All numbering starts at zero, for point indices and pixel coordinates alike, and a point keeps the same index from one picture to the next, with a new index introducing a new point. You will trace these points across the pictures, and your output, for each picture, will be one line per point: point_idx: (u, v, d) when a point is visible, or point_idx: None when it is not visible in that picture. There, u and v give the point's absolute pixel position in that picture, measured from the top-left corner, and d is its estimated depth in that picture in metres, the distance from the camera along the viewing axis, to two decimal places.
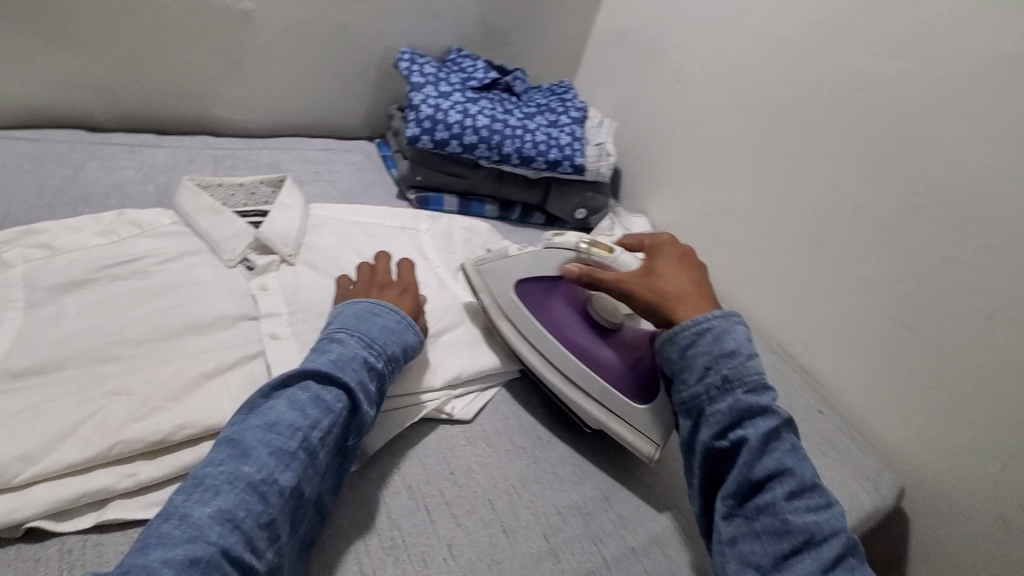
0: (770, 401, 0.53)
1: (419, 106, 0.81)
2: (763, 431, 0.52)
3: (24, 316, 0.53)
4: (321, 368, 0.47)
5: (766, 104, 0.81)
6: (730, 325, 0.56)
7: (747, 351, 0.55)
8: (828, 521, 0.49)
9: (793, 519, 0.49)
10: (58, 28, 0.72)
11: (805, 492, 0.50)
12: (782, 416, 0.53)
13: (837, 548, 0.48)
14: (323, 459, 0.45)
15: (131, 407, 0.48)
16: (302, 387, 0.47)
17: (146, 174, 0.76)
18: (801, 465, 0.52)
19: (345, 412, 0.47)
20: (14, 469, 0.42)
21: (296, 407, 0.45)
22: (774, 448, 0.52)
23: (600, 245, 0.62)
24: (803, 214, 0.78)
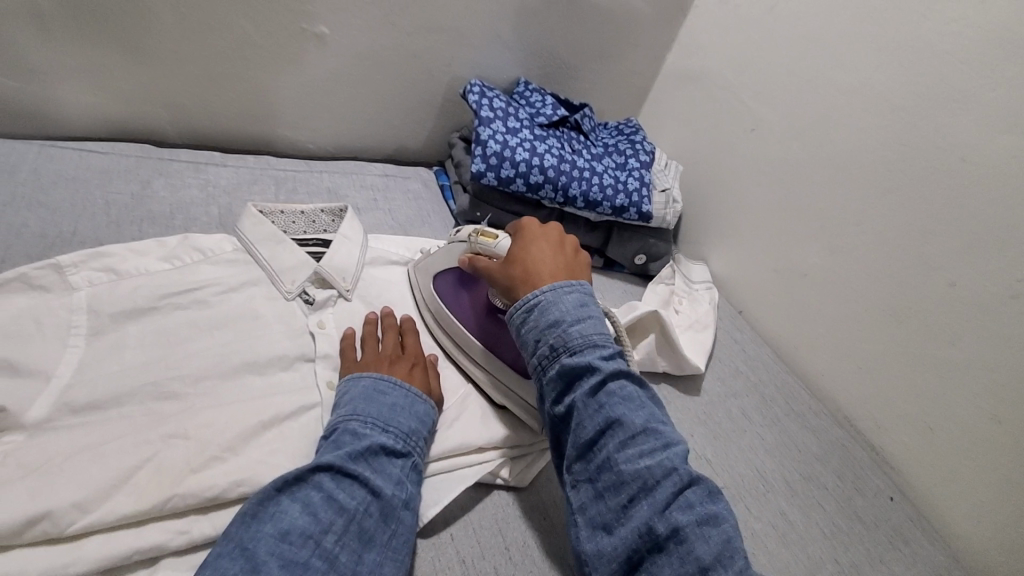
0: (597, 357, 0.49)
1: (487, 141, 0.78)
2: (590, 390, 0.48)
3: (87, 343, 0.52)
4: (329, 461, 0.45)
5: (852, 164, 0.77)
6: (558, 293, 0.53)
7: (574, 313, 0.52)
8: (662, 463, 0.44)
9: (625, 470, 0.44)
10: (139, 45, 0.72)
11: (638, 439, 0.45)
12: (610, 366, 0.48)
13: (672, 489, 0.43)
14: (348, 560, 0.42)
15: (188, 455, 0.46)
16: (315, 485, 0.44)
17: (209, 194, 0.76)
18: (632, 412, 0.47)
19: (363, 505, 0.45)
20: (69, 517, 0.41)
21: (309, 511, 0.43)
22: (605, 403, 0.47)
23: (486, 234, 0.64)
24: (888, 284, 0.74)
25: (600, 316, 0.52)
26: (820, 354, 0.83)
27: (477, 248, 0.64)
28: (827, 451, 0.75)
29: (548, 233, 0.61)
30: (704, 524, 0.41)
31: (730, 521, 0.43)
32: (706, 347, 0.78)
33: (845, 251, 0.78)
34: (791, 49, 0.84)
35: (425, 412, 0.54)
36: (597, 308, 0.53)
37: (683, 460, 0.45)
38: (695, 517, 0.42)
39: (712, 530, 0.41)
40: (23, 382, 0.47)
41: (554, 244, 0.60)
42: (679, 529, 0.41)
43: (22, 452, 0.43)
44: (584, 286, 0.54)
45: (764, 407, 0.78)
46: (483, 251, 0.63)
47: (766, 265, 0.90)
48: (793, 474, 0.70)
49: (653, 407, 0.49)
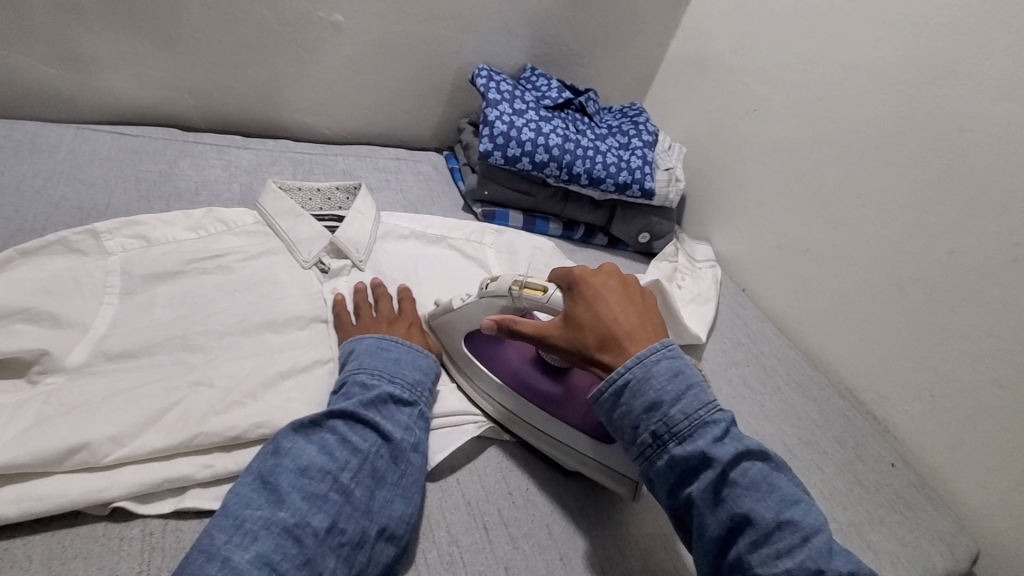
0: (709, 442, 0.46)
1: (494, 122, 0.82)
2: (709, 484, 0.45)
3: (121, 301, 0.56)
4: (342, 408, 0.48)
5: (852, 140, 0.79)
6: (650, 368, 0.49)
7: (672, 391, 0.48)
8: (804, 562, 0.42)
9: (764, 574, 0.42)
10: (167, 33, 0.77)
11: (773, 535, 0.43)
12: (726, 453, 0.46)
13: None
14: (362, 495, 0.45)
15: (212, 399, 0.49)
16: (329, 429, 0.47)
17: (232, 174, 0.80)
18: (759, 505, 0.44)
19: (375, 446, 0.47)
20: (104, 449, 0.44)
21: (325, 451, 0.45)
22: (726, 496, 0.45)
23: (531, 286, 0.57)
24: (888, 255, 0.75)
25: (702, 385, 0.49)
26: (822, 327, 0.84)
27: (521, 302, 0.58)
28: (828, 419, 0.76)
29: (605, 281, 0.56)
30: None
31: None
32: (707, 319, 0.80)
33: (844, 223, 0.80)
34: (791, 29, 0.86)
35: (426, 365, 0.57)
36: (696, 376, 0.50)
37: (826, 552, 0.43)
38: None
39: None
40: (63, 333, 0.51)
41: (619, 295, 0.55)
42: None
43: (63, 392, 0.47)
44: (674, 350, 0.51)
45: (765, 378, 0.79)
46: (530, 304, 0.58)
47: (769, 242, 0.91)
48: (794, 440, 0.72)
49: (779, 486, 0.46)
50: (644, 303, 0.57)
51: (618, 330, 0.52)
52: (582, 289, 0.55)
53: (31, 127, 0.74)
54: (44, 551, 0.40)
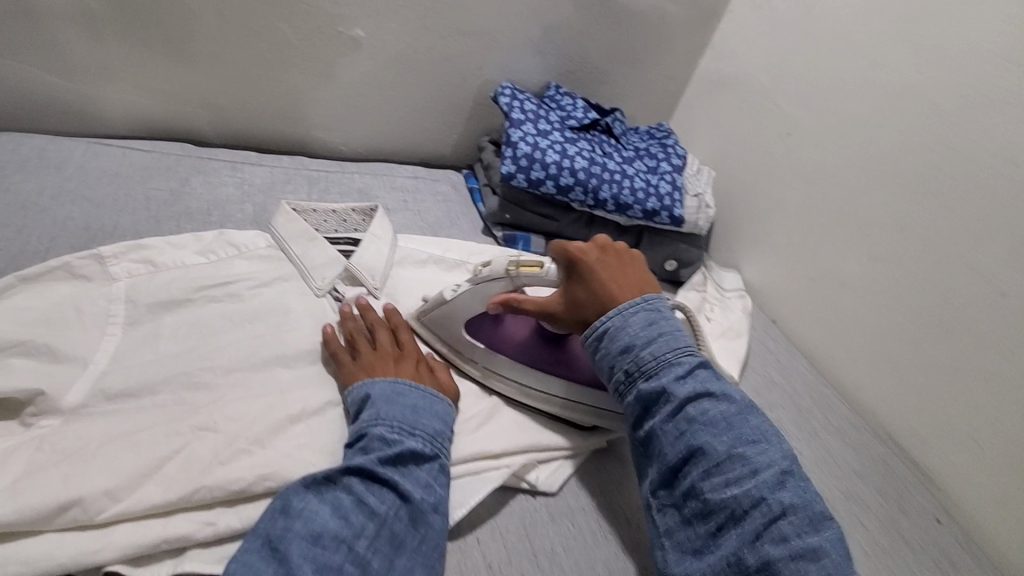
0: (673, 381, 0.51)
1: (517, 143, 0.78)
2: (669, 417, 0.50)
3: (123, 332, 0.53)
4: (359, 464, 0.45)
5: (895, 169, 0.74)
6: (627, 317, 0.55)
7: (645, 338, 0.54)
8: (748, 493, 0.45)
9: (711, 500, 0.46)
10: (182, 46, 0.74)
11: (722, 467, 0.47)
12: (687, 392, 0.50)
13: (760, 518, 0.44)
14: (379, 565, 0.41)
15: (217, 446, 0.46)
16: (344, 489, 0.44)
17: (245, 193, 0.77)
18: (713, 439, 0.48)
19: (393, 508, 0.44)
20: (99, 505, 0.40)
21: (339, 514, 0.42)
22: (684, 429, 0.49)
23: (527, 263, 0.59)
24: (934, 294, 0.71)
25: (676, 335, 0.54)
26: (860, 367, 0.80)
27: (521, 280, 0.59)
28: (868, 468, 0.72)
29: (599, 252, 0.60)
30: (798, 557, 0.42)
31: (831, 552, 0.43)
32: (739, 356, 0.76)
33: (886, 258, 0.75)
34: (830, 50, 0.82)
35: (445, 412, 0.53)
36: (671, 327, 0.55)
37: (775, 488, 0.45)
38: (788, 549, 0.43)
39: (807, 563, 0.42)
40: (61, 368, 0.48)
41: (613, 264, 0.60)
42: (768, 561, 0.42)
43: (58, 436, 0.43)
44: (656, 306, 0.56)
45: (800, 420, 0.75)
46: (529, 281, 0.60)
47: (802, 273, 0.87)
48: (833, 492, 0.67)
49: (740, 428, 0.49)
50: (639, 270, 0.61)
51: (615, 295, 0.57)
52: (578, 262, 0.58)
53: (40, 142, 0.71)
54: None
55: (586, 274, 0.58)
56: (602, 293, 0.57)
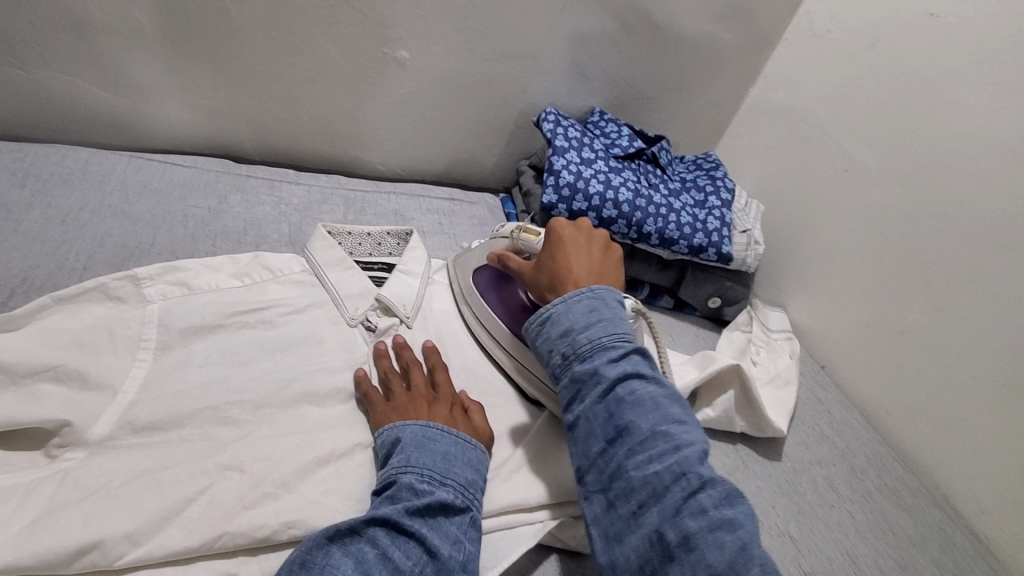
0: (604, 362, 0.49)
1: (560, 172, 0.76)
2: (599, 398, 0.47)
3: (154, 358, 0.51)
4: (384, 515, 0.41)
5: (967, 215, 0.69)
6: (569, 304, 0.53)
7: (583, 320, 0.51)
8: (670, 467, 0.42)
9: (633, 478, 0.43)
10: (229, 64, 0.74)
11: (646, 444, 0.44)
12: (618, 372, 0.48)
13: (681, 493, 0.41)
14: None
15: (243, 489, 0.44)
16: (368, 540, 0.40)
17: (281, 213, 0.76)
18: (640, 417, 0.45)
19: (418, 567, 0.40)
20: (119, 550, 0.38)
21: (362, 570, 0.39)
22: (613, 408, 0.46)
23: (529, 230, 0.65)
24: (1007, 354, 0.65)
25: (616, 320, 0.51)
26: (918, 423, 0.74)
27: (518, 242, 0.65)
28: (926, 538, 0.66)
29: (574, 230, 0.60)
30: (717, 528, 0.39)
31: (748, 526, 0.39)
32: (788, 406, 0.71)
33: (954, 310, 0.70)
34: (896, 86, 0.77)
35: (477, 459, 0.50)
36: (613, 313, 0.52)
37: (698, 463, 0.42)
38: (707, 522, 0.39)
39: (726, 535, 0.38)
40: (90, 397, 0.46)
41: (583, 242, 0.59)
42: (689, 535, 0.39)
43: (81, 471, 0.42)
44: (600, 291, 0.53)
45: (853, 480, 0.70)
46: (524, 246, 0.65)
47: (856, 318, 0.82)
48: (889, 563, 0.62)
49: (667, 407, 0.46)
50: (607, 257, 0.60)
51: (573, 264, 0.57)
52: (553, 233, 0.60)
53: (85, 155, 0.72)
54: None
55: (554, 243, 0.59)
56: (561, 261, 0.57)
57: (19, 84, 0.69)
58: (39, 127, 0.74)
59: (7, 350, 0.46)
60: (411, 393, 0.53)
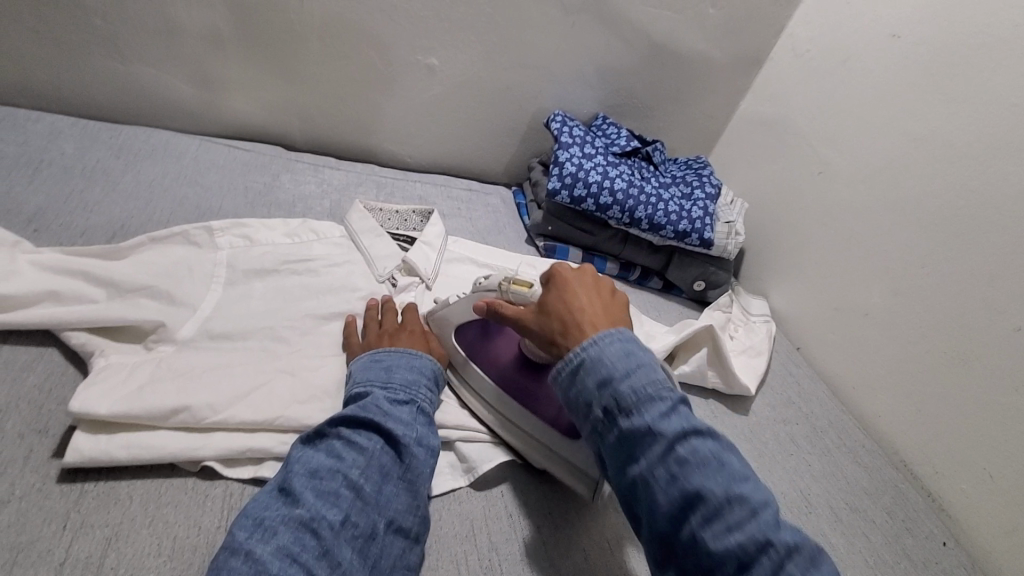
0: (656, 415, 0.44)
1: (564, 163, 0.87)
2: (657, 458, 0.43)
3: (223, 289, 0.63)
4: (342, 414, 0.51)
5: (919, 207, 0.78)
6: (600, 347, 0.49)
7: (621, 366, 0.48)
8: (752, 536, 0.38)
9: (713, 552, 0.39)
10: (287, 66, 0.88)
11: (722, 511, 0.39)
12: (673, 426, 0.44)
13: (771, 565, 0.37)
14: (371, 490, 0.47)
15: (293, 387, 0.56)
16: (334, 436, 0.50)
17: (324, 191, 0.89)
18: (708, 478, 0.41)
19: (379, 445, 0.50)
20: (204, 413, 0.50)
21: (332, 455, 0.48)
22: (677, 471, 0.42)
23: (519, 281, 0.61)
24: (951, 328, 0.73)
25: (653, 364, 0.48)
26: (878, 395, 0.82)
27: (508, 296, 0.61)
28: (878, 489, 0.74)
29: (579, 275, 0.59)
30: None
31: None
32: (758, 372, 0.81)
33: (909, 291, 0.79)
34: (864, 96, 0.87)
35: (422, 365, 0.60)
36: (648, 357, 0.49)
37: (776, 526, 0.39)
38: None
39: None
40: (176, 310, 0.58)
41: (591, 287, 0.58)
42: None
43: (172, 360, 0.54)
44: (627, 334, 0.50)
45: (813, 437, 0.78)
46: (516, 298, 0.61)
47: (827, 302, 0.91)
48: (840, 504, 0.70)
49: (732, 465, 0.42)
50: (614, 301, 0.58)
51: (580, 305, 0.55)
52: (555, 278, 0.58)
53: (166, 136, 0.86)
54: (142, 495, 0.46)
55: (560, 287, 0.57)
56: (571, 305, 0.55)
57: (118, 75, 0.84)
58: (130, 113, 0.88)
59: (116, 270, 0.58)
60: (379, 326, 0.64)
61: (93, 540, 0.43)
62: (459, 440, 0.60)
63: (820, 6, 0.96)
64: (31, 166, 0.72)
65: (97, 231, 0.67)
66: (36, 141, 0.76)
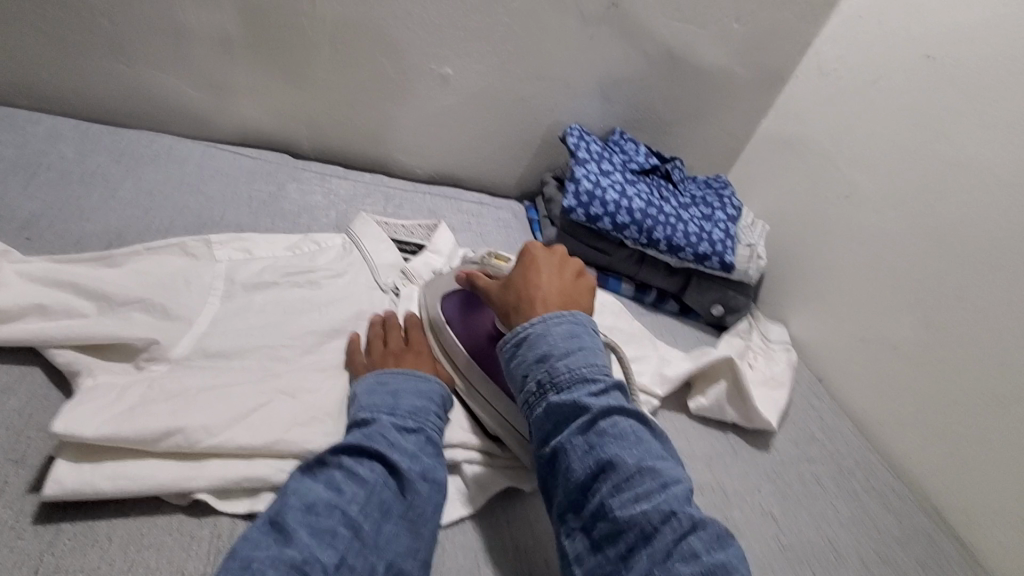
0: (585, 393, 0.48)
1: (580, 180, 0.83)
2: (579, 430, 0.46)
3: (221, 303, 0.60)
4: (344, 442, 0.47)
5: (954, 236, 0.75)
6: (548, 326, 0.52)
7: (562, 346, 0.51)
8: (659, 506, 0.42)
9: (619, 516, 0.42)
10: (298, 71, 0.85)
11: (633, 481, 0.43)
12: (599, 404, 0.47)
13: (670, 531, 0.41)
14: (371, 530, 0.44)
15: (291, 413, 0.52)
16: (335, 465, 0.46)
17: (331, 202, 0.86)
18: (624, 451, 0.45)
19: (382, 478, 0.46)
20: (196, 440, 0.46)
21: (332, 487, 0.44)
22: (598, 444, 0.45)
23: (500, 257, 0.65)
24: (987, 366, 0.69)
25: (596, 351, 0.51)
26: (905, 433, 0.78)
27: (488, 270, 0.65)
28: (909, 536, 0.70)
29: (551, 257, 0.60)
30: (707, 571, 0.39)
31: (736, 569, 0.40)
32: (780, 406, 0.76)
33: (941, 325, 0.75)
34: (894, 119, 0.84)
35: (431, 390, 0.56)
36: (592, 343, 0.52)
37: (683, 501, 0.43)
38: (698, 565, 0.39)
39: None
40: (171, 325, 0.55)
41: (558, 268, 0.59)
42: None
43: (163, 381, 0.51)
44: (579, 319, 0.53)
45: (838, 477, 0.74)
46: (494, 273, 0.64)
47: (851, 332, 0.87)
48: (869, 552, 0.66)
49: (651, 448, 0.46)
50: (579, 284, 0.59)
51: (541, 282, 0.57)
52: (528, 255, 0.59)
53: (170, 140, 0.83)
54: (125, 534, 0.43)
55: (528, 263, 0.58)
56: (534, 279, 0.57)
57: (123, 77, 0.81)
58: (134, 116, 0.86)
59: (109, 284, 0.55)
60: (384, 344, 0.60)
61: None
62: (467, 465, 0.57)
63: (849, 25, 0.93)
64: (29, 169, 0.69)
65: (93, 240, 0.64)
66: (36, 143, 0.73)
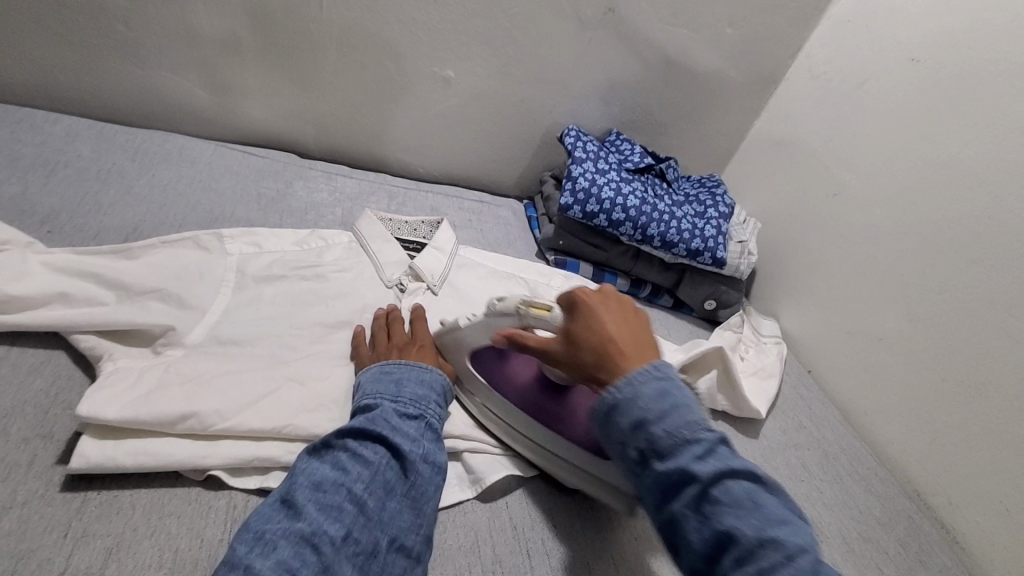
0: (689, 458, 0.41)
1: (577, 178, 0.86)
2: (690, 502, 0.41)
3: (232, 294, 0.63)
4: (349, 426, 0.50)
5: (936, 232, 0.78)
6: (633, 384, 0.45)
7: (655, 405, 0.44)
8: None
9: None
10: (305, 75, 0.88)
11: (755, 557, 0.38)
12: (706, 471, 0.40)
13: None
14: (375, 507, 0.46)
15: (300, 397, 0.55)
16: (342, 448, 0.49)
17: (336, 199, 0.89)
18: (742, 524, 0.39)
19: (385, 459, 0.49)
20: (211, 420, 0.49)
21: (338, 468, 0.47)
22: (711, 516, 0.40)
23: (536, 303, 0.56)
24: (967, 357, 0.72)
25: (689, 402, 0.44)
26: (890, 421, 0.81)
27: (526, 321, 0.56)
28: (892, 520, 0.72)
29: (603, 298, 0.53)
30: None
31: None
32: (768, 395, 0.80)
33: (924, 317, 0.77)
34: (880, 120, 0.87)
35: (432, 380, 0.59)
36: (684, 394, 0.45)
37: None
38: None
39: None
40: (187, 314, 0.58)
41: (617, 310, 0.52)
42: None
43: (180, 365, 0.54)
44: (665, 369, 0.46)
45: (825, 464, 0.77)
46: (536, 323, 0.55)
47: (840, 326, 0.90)
48: (852, 533, 0.68)
49: (770, 509, 0.39)
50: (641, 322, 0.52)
51: (612, 334, 0.49)
52: (579, 303, 0.52)
53: (181, 140, 0.86)
54: (146, 503, 0.46)
55: (586, 314, 0.51)
56: (600, 332, 0.49)
57: (137, 79, 0.84)
58: (146, 116, 0.89)
59: (128, 273, 0.58)
60: (389, 338, 0.63)
61: (95, 549, 0.42)
62: (467, 451, 0.60)
63: (837, 30, 0.96)
64: (48, 167, 0.72)
65: (109, 233, 0.67)
66: (53, 142, 0.76)
